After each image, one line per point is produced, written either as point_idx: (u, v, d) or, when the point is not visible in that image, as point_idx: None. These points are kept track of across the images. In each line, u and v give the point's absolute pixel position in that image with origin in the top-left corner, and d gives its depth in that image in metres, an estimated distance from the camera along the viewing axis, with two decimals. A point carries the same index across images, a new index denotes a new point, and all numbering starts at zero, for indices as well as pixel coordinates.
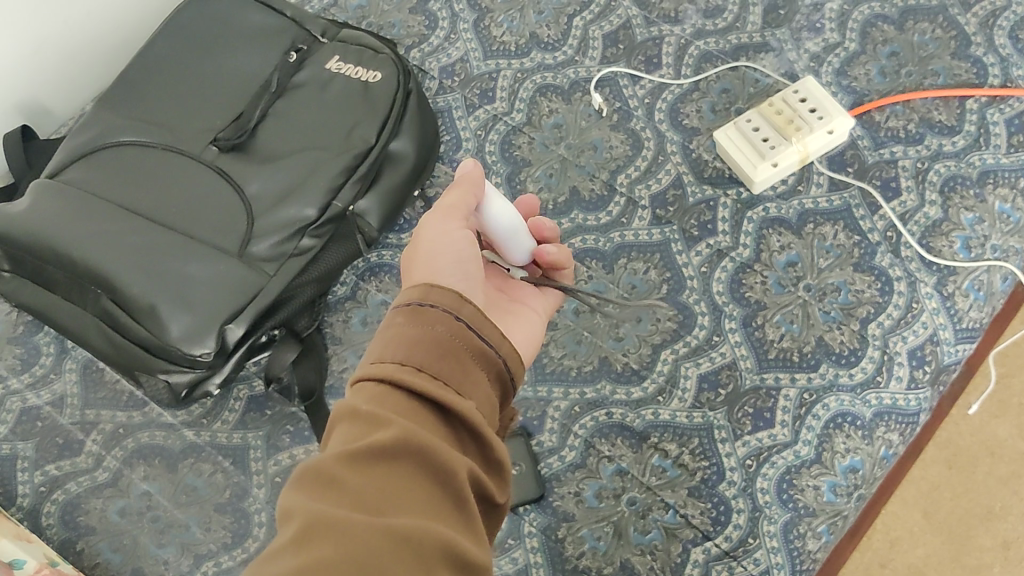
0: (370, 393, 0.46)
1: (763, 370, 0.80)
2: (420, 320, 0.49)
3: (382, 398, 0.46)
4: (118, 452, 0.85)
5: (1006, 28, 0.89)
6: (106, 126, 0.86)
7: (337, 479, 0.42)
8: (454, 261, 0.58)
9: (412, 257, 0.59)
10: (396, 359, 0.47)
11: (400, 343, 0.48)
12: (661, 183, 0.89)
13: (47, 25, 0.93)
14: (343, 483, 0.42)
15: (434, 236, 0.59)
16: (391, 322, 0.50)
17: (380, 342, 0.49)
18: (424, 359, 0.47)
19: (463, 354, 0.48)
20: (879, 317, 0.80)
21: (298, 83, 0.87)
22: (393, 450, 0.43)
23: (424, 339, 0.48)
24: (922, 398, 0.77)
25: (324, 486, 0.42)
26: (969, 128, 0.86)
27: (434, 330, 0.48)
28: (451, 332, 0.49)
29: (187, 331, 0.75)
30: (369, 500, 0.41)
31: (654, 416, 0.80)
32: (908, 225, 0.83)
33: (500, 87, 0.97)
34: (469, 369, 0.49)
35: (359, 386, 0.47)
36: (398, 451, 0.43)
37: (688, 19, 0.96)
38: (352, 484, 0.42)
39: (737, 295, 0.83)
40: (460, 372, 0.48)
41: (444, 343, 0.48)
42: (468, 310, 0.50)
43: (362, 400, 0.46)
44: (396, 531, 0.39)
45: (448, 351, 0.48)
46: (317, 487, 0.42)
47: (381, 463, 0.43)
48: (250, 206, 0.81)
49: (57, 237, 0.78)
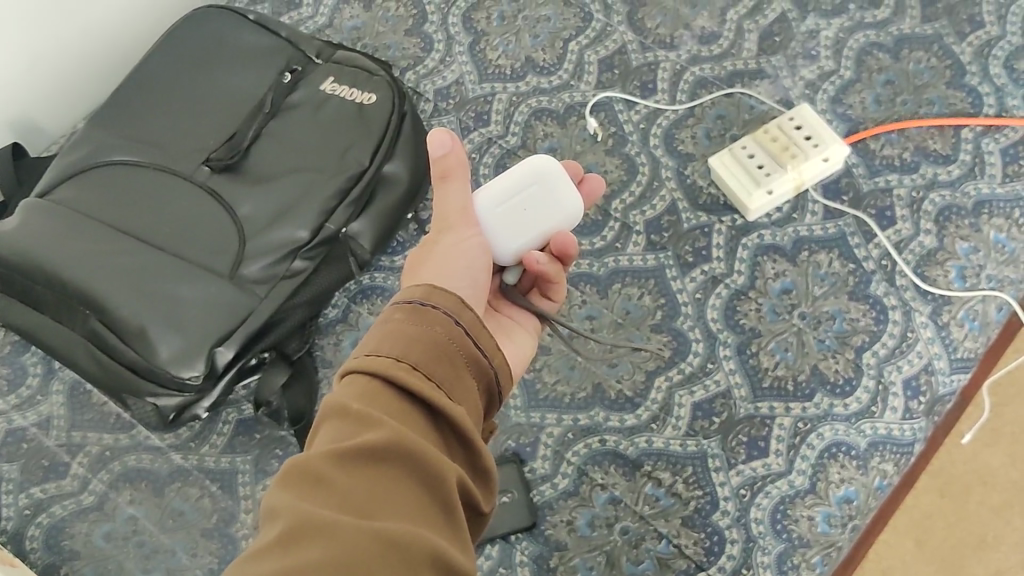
0: (362, 388, 0.46)
1: (758, 399, 0.80)
2: (419, 318, 0.49)
3: (376, 394, 0.46)
4: (104, 475, 0.84)
5: (1001, 58, 0.90)
6: (99, 144, 0.85)
7: (327, 479, 0.42)
8: (462, 270, 0.58)
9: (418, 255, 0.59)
10: (393, 354, 0.47)
11: (399, 338, 0.48)
12: (656, 209, 0.89)
13: (40, 42, 0.93)
14: (332, 483, 0.41)
15: (444, 242, 0.59)
16: (390, 315, 0.50)
17: (375, 335, 0.49)
18: (421, 359, 0.47)
19: (459, 359, 0.49)
20: (874, 346, 0.80)
21: (292, 104, 0.87)
22: (386, 452, 0.42)
23: (423, 338, 0.48)
24: (917, 428, 0.77)
25: (314, 484, 0.42)
26: (964, 157, 0.86)
27: (434, 330, 0.48)
28: (449, 337, 0.49)
29: (177, 354, 0.75)
30: (357, 502, 0.41)
31: (648, 444, 0.80)
32: (903, 254, 0.83)
33: (495, 110, 0.96)
34: (463, 373, 0.49)
35: (350, 378, 0.47)
36: (389, 455, 0.43)
37: (683, 44, 0.96)
38: (342, 486, 0.41)
39: (732, 322, 0.83)
40: (454, 375, 0.48)
41: (442, 345, 0.48)
42: (467, 315, 0.50)
43: (354, 395, 0.46)
44: (386, 539, 0.39)
45: (445, 354, 0.48)
46: (305, 486, 0.42)
47: (371, 465, 0.42)
48: (242, 227, 0.80)
49: (46, 257, 0.77)
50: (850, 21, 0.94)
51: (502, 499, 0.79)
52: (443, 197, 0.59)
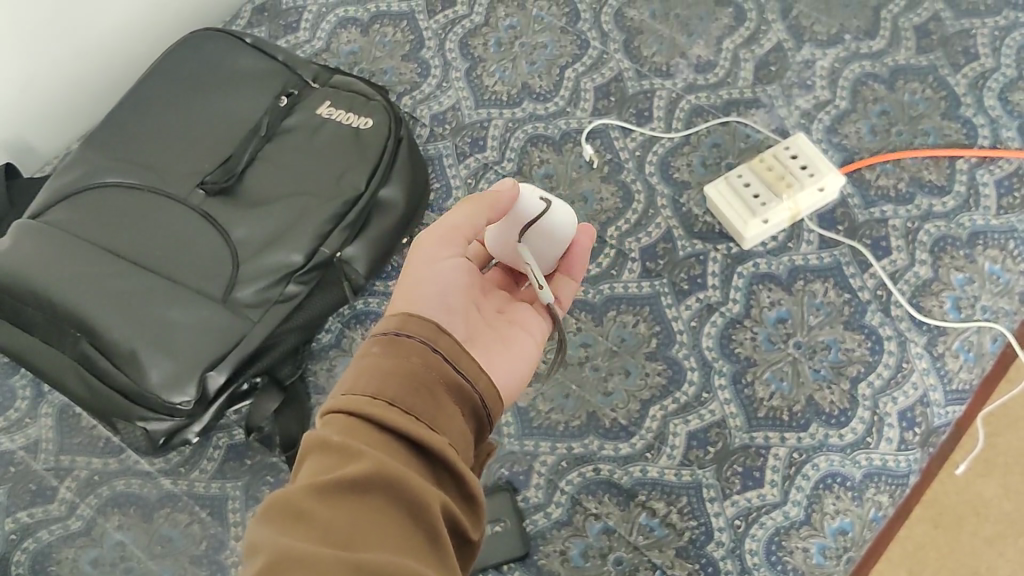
0: (339, 426, 0.47)
1: (753, 428, 0.79)
2: (395, 351, 0.50)
3: (353, 430, 0.47)
4: (92, 500, 0.83)
5: (995, 90, 0.90)
6: (92, 167, 0.85)
7: (307, 512, 0.42)
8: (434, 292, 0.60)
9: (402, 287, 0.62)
10: (369, 391, 0.48)
11: (375, 374, 0.49)
12: (651, 237, 0.89)
13: (37, 64, 0.93)
14: (312, 516, 0.42)
15: (426, 267, 0.62)
16: (366, 351, 0.51)
17: (353, 374, 0.50)
18: (397, 392, 0.48)
19: (438, 386, 0.50)
20: (869, 377, 0.80)
21: (288, 128, 0.87)
22: (365, 482, 0.43)
23: (398, 370, 0.49)
24: (912, 459, 0.76)
25: (293, 518, 0.42)
26: (959, 188, 0.86)
27: (410, 361, 0.50)
28: (425, 364, 0.50)
29: (167, 378, 0.74)
30: (339, 532, 0.41)
31: (642, 473, 0.79)
32: (899, 284, 0.83)
33: (491, 136, 0.96)
34: (443, 402, 0.50)
35: (329, 419, 0.48)
36: (369, 485, 0.43)
37: (679, 73, 0.96)
38: (322, 519, 0.42)
39: (727, 351, 0.83)
40: (433, 404, 0.49)
41: (418, 375, 0.49)
42: (444, 342, 0.52)
43: (332, 432, 0.47)
44: (366, 565, 0.39)
45: (421, 384, 0.49)
46: (285, 521, 0.42)
47: (351, 497, 0.43)
48: (235, 251, 0.80)
49: (37, 280, 0.77)
50: (846, 52, 0.94)
51: (493, 528, 0.78)
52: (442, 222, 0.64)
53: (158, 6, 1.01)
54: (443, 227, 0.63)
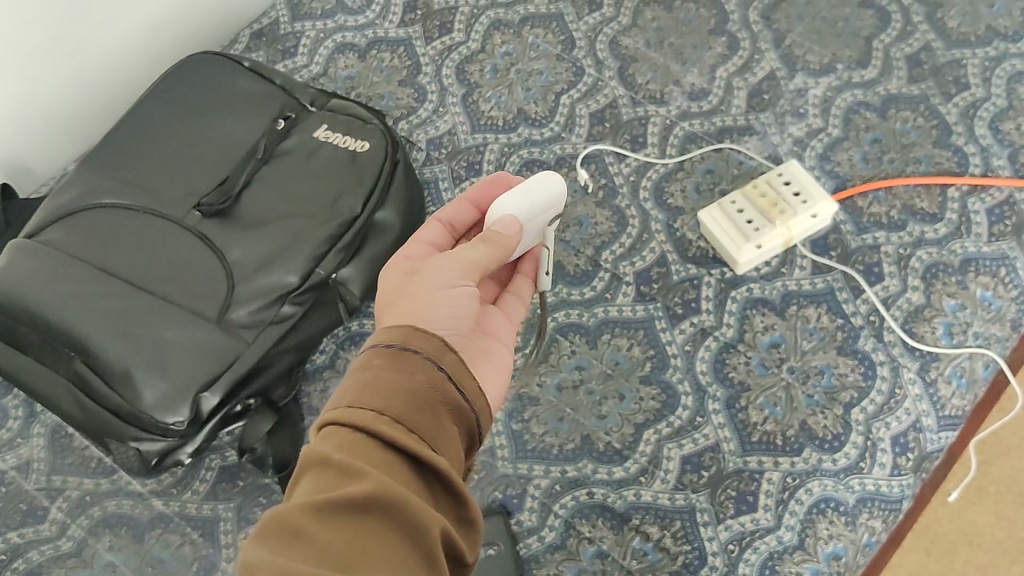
0: (341, 439, 0.47)
1: (747, 453, 0.79)
2: (400, 366, 0.50)
3: (356, 444, 0.46)
4: (83, 521, 0.83)
5: (986, 119, 0.91)
6: (88, 187, 0.85)
7: (306, 532, 0.42)
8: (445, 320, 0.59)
9: (412, 295, 0.59)
10: (375, 406, 0.48)
11: (380, 387, 0.49)
12: (646, 261, 0.89)
13: (32, 84, 0.93)
14: (312, 536, 0.42)
15: (439, 287, 0.59)
16: (368, 363, 0.51)
17: (354, 387, 0.50)
18: (404, 409, 0.48)
19: (441, 406, 0.50)
20: (862, 402, 0.80)
21: (285, 150, 0.87)
22: (366, 504, 0.43)
23: (405, 387, 0.49)
24: (904, 485, 0.77)
25: (291, 538, 0.42)
26: (950, 216, 0.87)
27: (416, 379, 0.50)
28: (431, 384, 0.50)
29: (161, 399, 0.74)
30: (338, 555, 0.41)
31: (636, 497, 0.79)
32: (891, 310, 0.83)
33: (487, 160, 0.97)
34: (445, 421, 0.50)
35: (329, 431, 0.48)
36: (370, 507, 0.43)
37: (673, 100, 0.97)
38: (320, 539, 0.42)
39: (721, 375, 0.83)
40: (435, 423, 0.49)
41: (424, 394, 0.49)
42: (448, 360, 0.52)
43: (334, 446, 0.46)
44: None
45: (426, 403, 0.49)
46: (282, 539, 0.42)
47: (350, 518, 0.43)
48: (230, 272, 0.80)
49: (32, 300, 0.77)
50: (838, 81, 0.95)
51: (488, 551, 0.77)
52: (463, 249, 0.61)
53: (156, 29, 1.01)
54: (461, 258, 0.60)
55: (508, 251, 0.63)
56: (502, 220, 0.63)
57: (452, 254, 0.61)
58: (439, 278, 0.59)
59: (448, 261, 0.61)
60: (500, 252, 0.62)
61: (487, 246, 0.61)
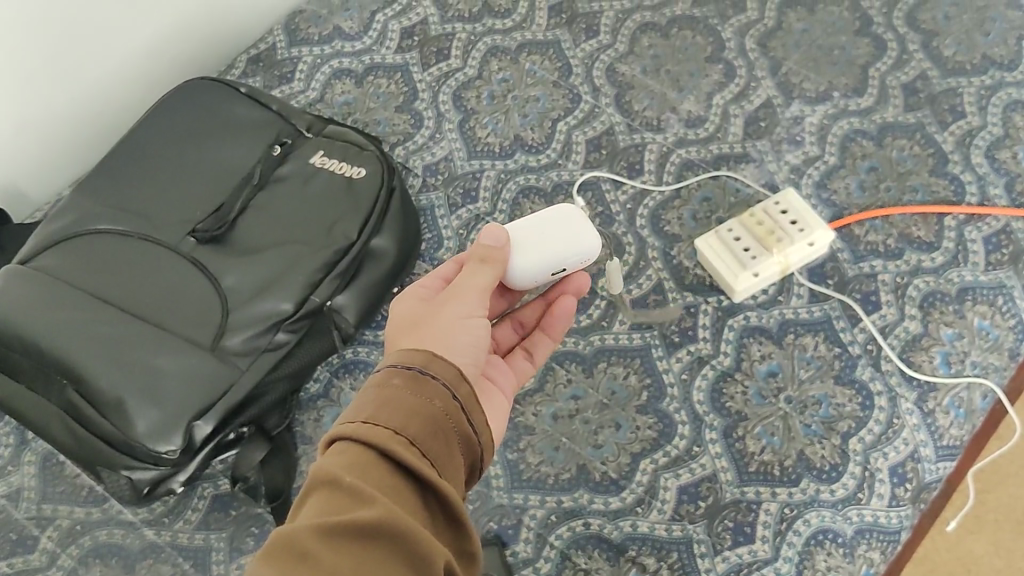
0: (353, 457, 0.46)
1: (744, 483, 0.79)
2: (418, 389, 0.50)
3: (368, 464, 0.46)
4: (73, 551, 0.82)
5: (982, 147, 0.91)
6: (82, 214, 0.85)
7: (313, 555, 0.41)
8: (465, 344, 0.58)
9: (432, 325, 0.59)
10: (390, 426, 0.47)
11: (397, 408, 0.48)
12: (642, 288, 0.89)
13: (28, 109, 0.93)
14: (319, 559, 0.41)
15: (460, 317, 0.59)
16: (385, 381, 0.51)
17: (369, 405, 0.49)
18: (419, 432, 0.48)
19: (452, 436, 0.50)
20: (860, 432, 0.79)
21: (280, 177, 0.87)
22: (375, 530, 0.42)
23: (422, 410, 0.49)
24: (903, 516, 0.76)
25: (298, 559, 0.41)
26: (947, 245, 0.87)
27: (433, 404, 0.49)
28: (446, 411, 0.50)
29: (153, 427, 0.73)
30: None
31: (632, 528, 0.78)
32: (888, 339, 0.83)
33: (483, 187, 0.97)
34: (454, 450, 0.50)
35: (341, 446, 0.47)
36: (379, 533, 0.42)
37: (670, 127, 0.97)
38: (328, 563, 0.41)
39: (718, 405, 0.82)
40: (445, 452, 0.49)
41: (438, 420, 0.49)
42: (463, 389, 0.52)
43: (346, 464, 0.46)
44: None
45: (440, 430, 0.49)
46: (288, 561, 0.41)
47: (357, 544, 0.42)
48: (224, 299, 0.79)
49: (25, 326, 0.77)
50: (835, 109, 0.95)
51: None
52: (471, 273, 0.63)
53: (152, 55, 1.01)
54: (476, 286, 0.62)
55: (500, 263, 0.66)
56: (489, 233, 0.67)
57: (463, 282, 0.62)
58: (461, 306, 0.60)
59: (464, 291, 0.61)
60: (497, 272, 0.65)
61: (491, 267, 0.64)
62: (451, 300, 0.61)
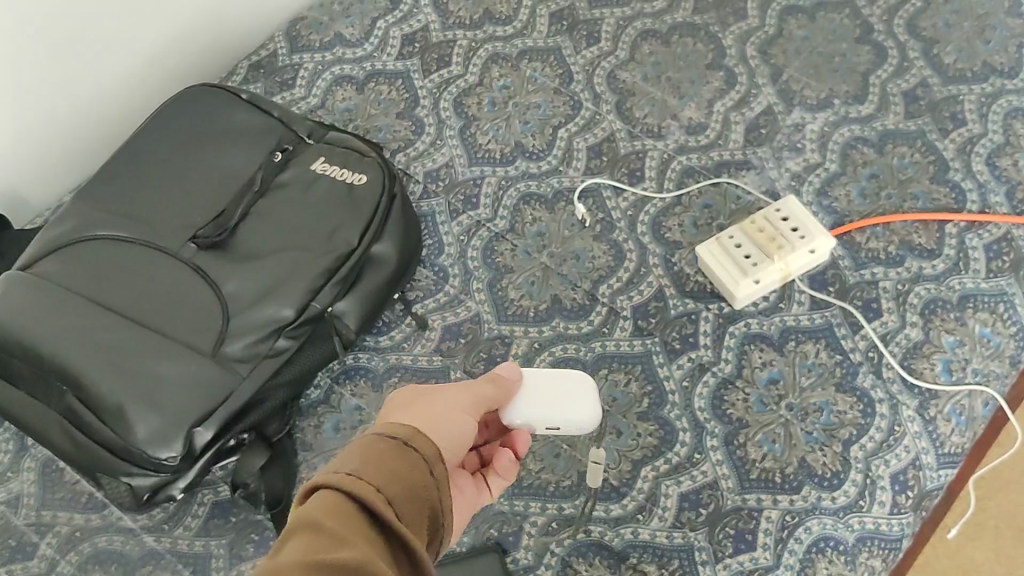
0: (333, 504, 0.45)
1: (745, 491, 0.78)
2: (401, 457, 0.50)
3: (348, 512, 0.45)
4: (73, 557, 0.82)
5: (982, 155, 0.91)
6: (83, 220, 0.85)
7: None
8: (453, 430, 0.60)
9: (418, 407, 0.60)
10: (374, 483, 0.47)
11: (378, 468, 0.49)
12: (643, 295, 0.89)
13: (29, 115, 0.93)
14: None
15: (452, 410, 0.61)
16: (369, 445, 0.51)
17: (351, 465, 0.49)
18: (398, 494, 0.47)
19: (427, 505, 0.49)
20: (861, 439, 0.79)
21: (281, 183, 0.87)
22: (356, 567, 0.41)
23: (404, 475, 0.49)
24: (904, 523, 0.76)
25: None
26: (948, 252, 0.87)
27: (415, 474, 0.50)
28: (423, 482, 0.50)
29: (154, 434, 0.73)
30: None
31: (633, 536, 0.78)
32: (889, 346, 0.83)
33: (484, 194, 0.97)
34: (425, 520, 0.49)
35: (321, 493, 0.46)
36: (360, 572, 0.41)
37: (671, 134, 0.97)
38: None
39: (719, 412, 0.82)
40: (418, 519, 0.48)
41: (417, 489, 0.49)
42: (440, 470, 0.52)
43: (327, 509, 0.45)
44: None
45: (417, 497, 0.49)
46: None
47: None
48: (225, 305, 0.79)
49: (25, 332, 0.76)
50: (835, 116, 0.96)
51: None
52: (478, 385, 0.66)
53: (154, 63, 1.02)
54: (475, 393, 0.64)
55: (509, 395, 0.68)
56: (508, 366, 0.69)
57: (462, 386, 0.64)
58: (453, 400, 0.62)
59: (457, 390, 0.63)
60: (502, 393, 0.67)
61: (498, 387, 0.67)
62: (447, 393, 0.62)
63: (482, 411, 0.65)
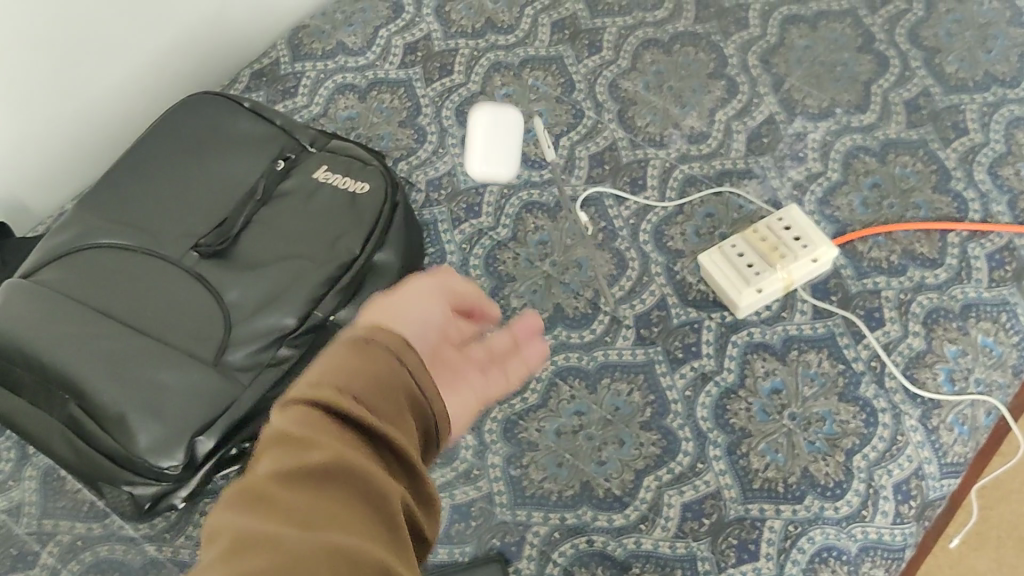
0: (300, 414, 0.43)
1: (748, 500, 0.78)
2: (363, 355, 0.47)
3: (316, 418, 0.42)
4: (73, 566, 0.81)
5: (984, 164, 0.91)
6: (84, 227, 0.84)
7: (270, 497, 0.38)
8: (416, 317, 0.55)
9: (381, 304, 0.56)
10: (335, 386, 0.44)
11: (339, 373, 0.45)
12: (646, 304, 0.89)
13: (30, 123, 0.93)
14: (277, 500, 0.38)
15: (414, 298, 0.57)
16: (329, 354, 0.48)
17: (316, 368, 0.46)
18: (362, 390, 0.45)
19: (402, 398, 0.46)
20: (863, 449, 0.79)
21: (284, 192, 0.87)
22: (329, 470, 0.39)
23: (370, 372, 0.46)
24: (907, 533, 0.76)
25: (254, 504, 0.38)
26: (950, 261, 0.87)
27: (379, 366, 0.46)
28: (392, 373, 0.47)
29: (155, 443, 0.73)
30: (307, 516, 0.37)
31: (636, 545, 0.78)
32: (891, 356, 0.83)
33: (486, 202, 0.97)
34: (404, 412, 0.46)
35: (287, 407, 0.44)
36: (334, 474, 0.39)
37: (673, 143, 0.97)
38: (288, 503, 0.38)
39: (722, 421, 0.82)
40: (396, 412, 0.45)
41: (386, 382, 0.46)
42: (411, 355, 0.49)
43: (292, 421, 0.43)
44: (341, 547, 0.36)
45: (387, 390, 0.46)
46: (246, 508, 0.38)
47: (315, 481, 0.39)
48: (227, 314, 0.79)
49: (26, 341, 0.76)
50: (837, 125, 0.96)
51: None
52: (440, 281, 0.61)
53: (155, 70, 1.02)
54: (444, 281, 0.60)
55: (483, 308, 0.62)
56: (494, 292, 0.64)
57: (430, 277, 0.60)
58: (422, 287, 0.58)
59: (423, 281, 0.59)
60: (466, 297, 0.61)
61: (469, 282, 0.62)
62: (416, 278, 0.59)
63: (451, 303, 0.59)
